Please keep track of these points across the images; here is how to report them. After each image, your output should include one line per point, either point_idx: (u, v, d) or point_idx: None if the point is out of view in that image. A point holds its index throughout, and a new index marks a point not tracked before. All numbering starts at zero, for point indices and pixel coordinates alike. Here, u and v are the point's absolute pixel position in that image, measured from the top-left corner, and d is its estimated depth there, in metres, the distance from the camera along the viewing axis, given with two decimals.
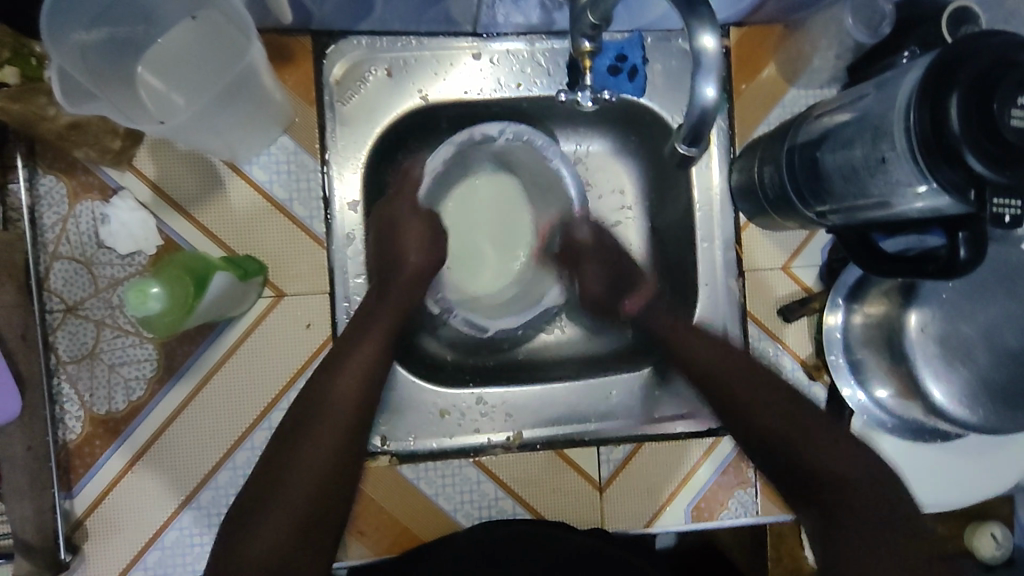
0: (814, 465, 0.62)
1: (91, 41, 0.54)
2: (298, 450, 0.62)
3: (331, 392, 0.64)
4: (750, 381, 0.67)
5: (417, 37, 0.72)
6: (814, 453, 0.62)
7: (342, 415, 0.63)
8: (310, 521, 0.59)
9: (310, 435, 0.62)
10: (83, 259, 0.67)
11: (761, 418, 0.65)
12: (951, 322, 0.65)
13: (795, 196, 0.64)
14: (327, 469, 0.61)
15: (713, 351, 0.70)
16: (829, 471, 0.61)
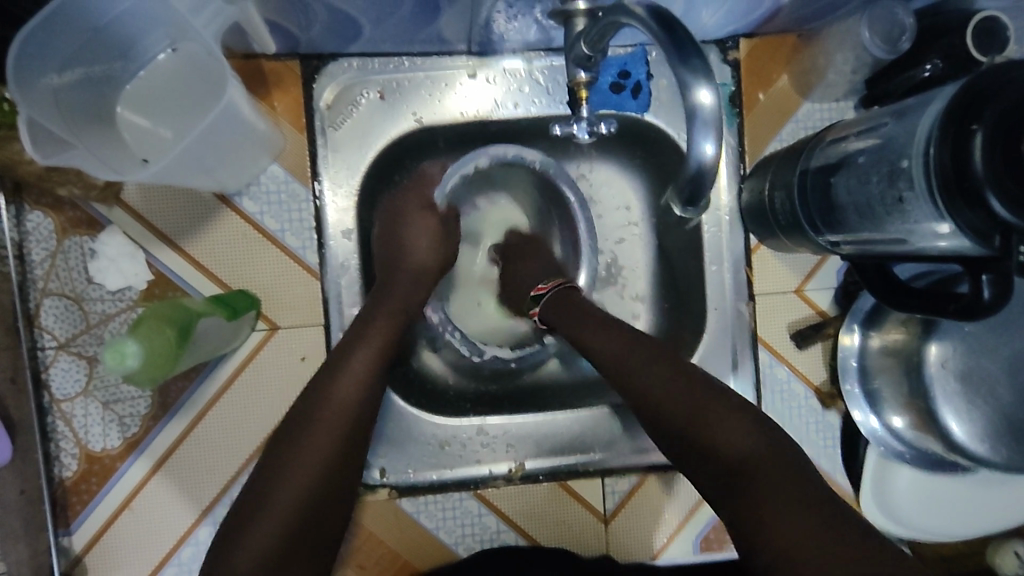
0: (722, 435, 0.49)
1: (64, 83, 0.51)
2: (301, 447, 0.51)
3: (332, 384, 0.55)
4: (645, 355, 0.56)
5: (410, 58, 0.69)
6: (710, 421, 0.50)
7: (347, 399, 0.54)
8: (308, 523, 0.49)
9: (312, 425, 0.52)
10: (73, 296, 0.66)
11: (669, 385, 0.53)
12: (973, 355, 0.62)
13: (806, 222, 0.61)
14: (333, 467, 0.51)
15: (598, 332, 0.59)
16: (716, 436, 0.49)
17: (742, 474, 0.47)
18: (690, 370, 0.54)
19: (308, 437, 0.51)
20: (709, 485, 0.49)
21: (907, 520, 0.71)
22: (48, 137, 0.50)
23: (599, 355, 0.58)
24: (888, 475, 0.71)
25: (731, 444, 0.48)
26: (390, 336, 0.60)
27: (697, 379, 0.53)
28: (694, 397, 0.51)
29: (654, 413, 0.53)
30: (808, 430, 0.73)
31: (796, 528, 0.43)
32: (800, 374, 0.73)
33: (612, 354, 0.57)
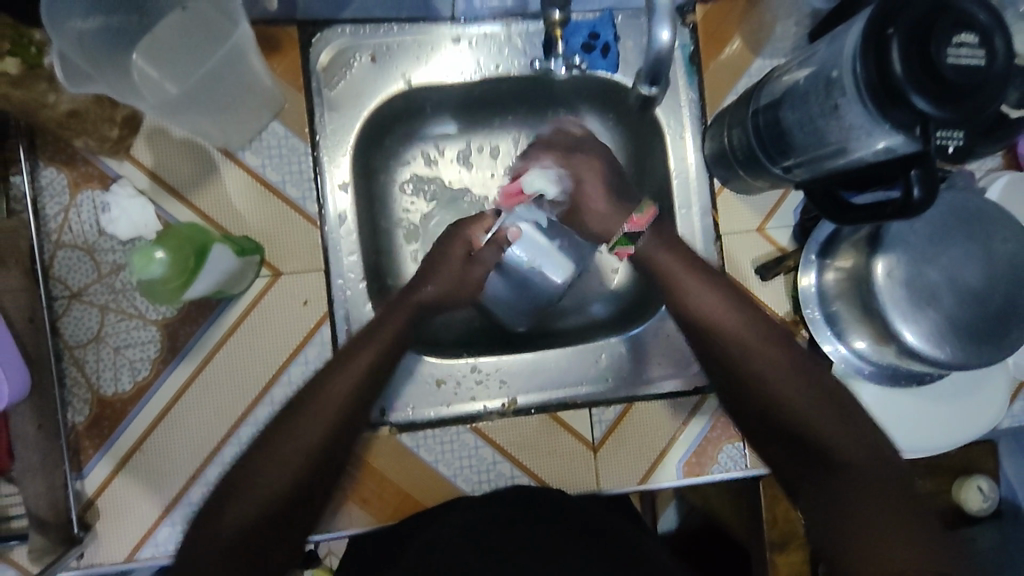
0: (806, 416, 0.63)
1: (87, 29, 0.57)
2: (285, 444, 0.61)
3: (319, 397, 0.63)
4: (746, 321, 0.68)
5: (398, 24, 0.76)
6: (799, 406, 0.64)
7: (342, 399, 0.63)
8: (296, 493, 0.60)
9: (300, 422, 0.62)
10: (85, 247, 0.70)
11: (765, 351, 0.66)
12: (917, 267, 0.67)
13: (762, 154, 0.68)
14: (319, 455, 0.61)
15: (712, 305, 0.69)
16: (789, 405, 0.64)
17: (824, 449, 0.62)
18: (784, 338, 0.67)
19: (293, 437, 0.61)
20: (779, 448, 0.65)
21: None
22: (77, 72, 0.56)
23: (709, 321, 0.68)
24: (853, 393, 0.76)
25: (822, 433, 0.62)
26: (379, 355, 0.66)
27: (791, 357, 0.66)
28: (788, 379, 0.65)
29: (743, 376, 0.66)
30: None
31: (853, 490, 0.58)
32: (765, 305, 0.80)
33: (701, 301, 0.69)
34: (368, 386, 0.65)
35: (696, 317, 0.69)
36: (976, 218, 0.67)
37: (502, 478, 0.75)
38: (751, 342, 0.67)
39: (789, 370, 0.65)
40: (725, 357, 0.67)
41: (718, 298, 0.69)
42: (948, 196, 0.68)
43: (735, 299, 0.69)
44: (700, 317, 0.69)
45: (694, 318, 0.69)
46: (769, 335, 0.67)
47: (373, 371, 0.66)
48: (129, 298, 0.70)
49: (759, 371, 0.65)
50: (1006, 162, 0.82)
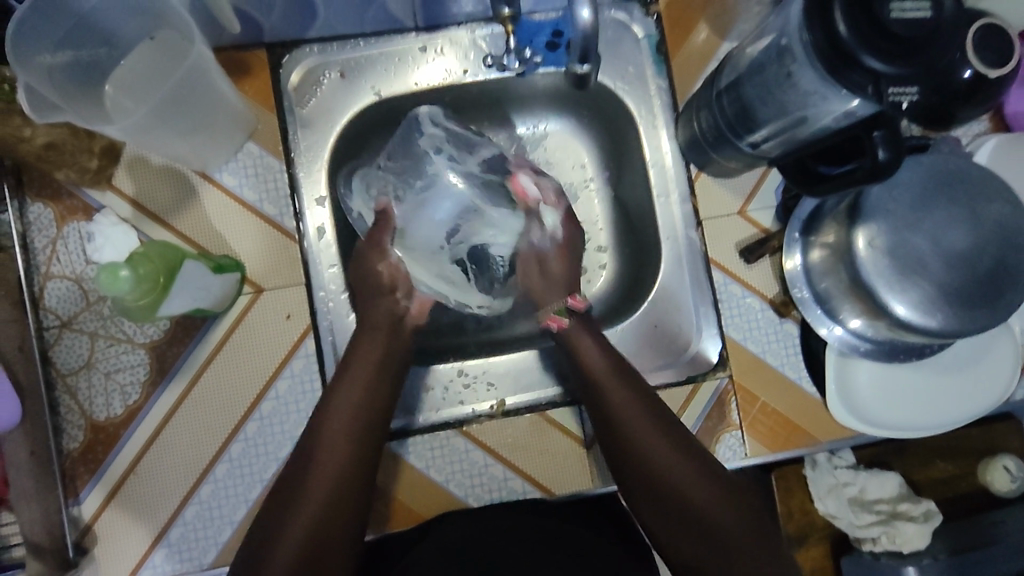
0: (677, 491, 0.61)
1: (57, 63, 0.59)
2: (299, 500, 0.59)
3: (320, 447, 0.61)
4: (631, 387, 0.65)
5: (365, 39, 0.77)
6: (671, 482, 0.62)
7: (353, 410, 0.63)
8: (345, 498, 0.60)
9: (308, 478, 0.60)
10: (73, 277, 0.72)
11: (650, 436, 0.63)
12: (900, 234, 0.65)
13: (730, 133, 0.67)
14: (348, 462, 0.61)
15: (596, 361, 0.67)
16: (655, 464, 0.62)
17: (688, 515, 0.61)
18: (661, 416, 0.65)
19: (307, 491, 0.59)
20: (679, 528, 0.62)
21: (872, 416, 0.75)
22: (44, 102, 0.57)
23: (597, 386, 0.66)
24: (851, 373, 0.74)
25: (690, 498, 0.61)
26: (369, 391, 0.65)
27: (675, 438, 0.64)
28: (673, 457, 0.63)
29: (634, 462, 0.63)
30: (769, 341, 0.77)
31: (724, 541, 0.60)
32: (753, 289, 0.78)
33: (613, 393, 0.65)
34: (364, 425, 0.63)
35: (606, 410, 0.65)
36: (957, 177, 0.65)
37: (495, 481, 0.75)
38: (632, 411, 0.64)
39: (695, 471, 0.62)
40: (609, 423, 0.65)
41: (621, 385, 0.65)
42: (926, 159, 0.66)
43: (615, 358, 0.67)
44: (604, 410, 0.65)
45: (584, 378, 0.67)
46: (646, 397, 0.66)
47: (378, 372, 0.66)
48: (117, 324, 0.72)
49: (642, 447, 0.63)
50: (993, 125, 0.80)
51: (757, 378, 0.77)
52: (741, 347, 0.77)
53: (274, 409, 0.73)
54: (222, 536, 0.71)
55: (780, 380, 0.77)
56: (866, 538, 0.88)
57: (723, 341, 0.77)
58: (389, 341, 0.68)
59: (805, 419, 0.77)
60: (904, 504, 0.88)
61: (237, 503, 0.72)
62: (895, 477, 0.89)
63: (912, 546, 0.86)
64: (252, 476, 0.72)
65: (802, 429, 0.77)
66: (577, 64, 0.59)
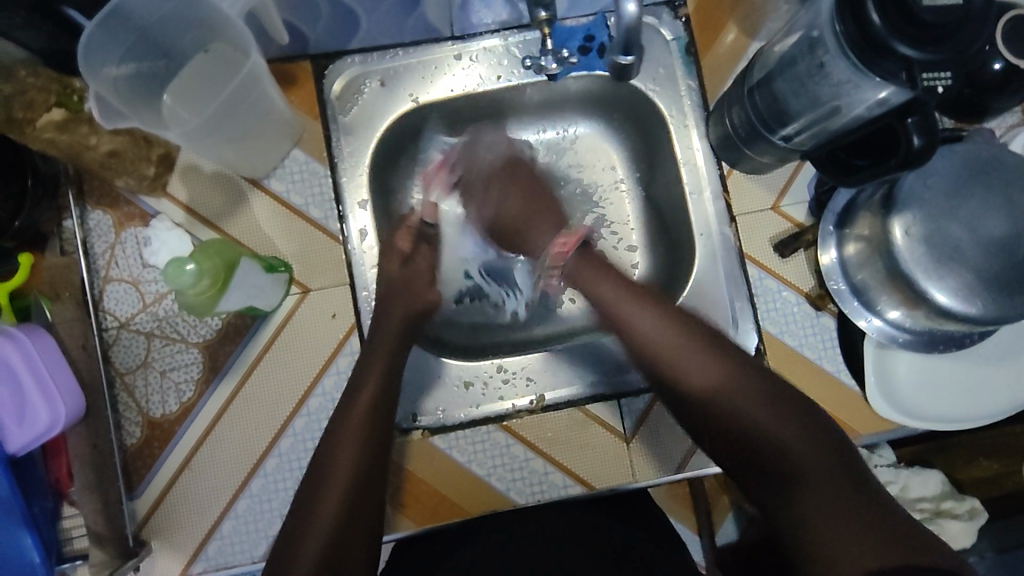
0: (750, 415, 0.62)
1: (121, 75, 0.62)
2: (317, 509, 0.61)
3: (332, 458, 0.64)
4: (700, 347, 0.67)
5: (403, 48, 0.80)
6: (739, 400, 0.63)
7: (359, 425, 0.65)
8: (345, 524, 0.61)
9: (325, 483, 0.63)
10: (131, 280, 0.75)
11: (694, 361, 0.66)
12: (938, 223, 0.64)
13: (763, 128, 0.68)
14: (356, 474, 0.63)
15: (659, 331, 0.69)
16: (721, 391, 0.64)
17: (783, 463, 0.59)
18: (722, 351, 0.67)
19: (322, 498, 0.62)
20: (736, 460, 0.63)
21: (913, 407, 0.74)
22: (112, 110, 0.60)
23: (661, 353, 0.68)
24: (889, 364, 0.74)
25: (784, 446, 0.59)
26: (376, 398, 0.67)
27: (758, 380, 0.64)
28: (730, 381, 0.65)
29: (691, 392, 0.66)
30: (806, 335, 0.77)
31: (829, 481, 0.56)
32: (788, 283, 0.78)
33: (645, 319, 0.70)
34: (376, 435, 0.66)
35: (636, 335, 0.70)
36: (991, 164, 0.64)
37: (536, 474, 0.76)
38: (670, 346, 0.67)
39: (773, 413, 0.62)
40: (655, 360, 0.68)
41: (662, 317, 0.70)
42: (960, 148, 0.65)
43: (676, 322, 0.69)
44: (642, 345, 0.69)
45: (643, 349, 0.69)
46: (720, 353, 0.67)
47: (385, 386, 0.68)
48: (172, 324, 0.75)
49: (707, 385, 0.65)
50: None
51: (796, 372, 0.77)
52: (778, 340, 0.77)
53: (321, 405, 0.75)
54: (272, 528, 0.74)
55: (819, 373, 0.77)
56: None
57: (761, 335, 0.78)
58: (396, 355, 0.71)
59: (845, 413, 0.76)
60: (949, 503, 0.88)
61: (287, 497, 0.74)
62: (938, 475, 0.89)
63: (957, 544, 0.87)
64: (300, 470, 0.75)
65: (843, 423, 0.77)
66: (621, 56, 0.64)
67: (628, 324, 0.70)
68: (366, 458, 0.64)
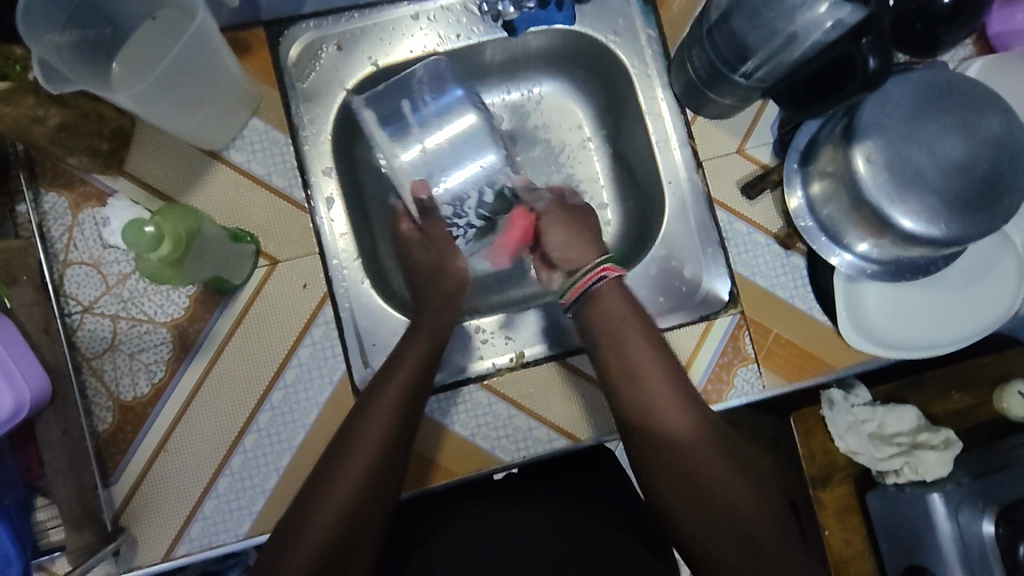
0: (712, 479, 0.61)
1: (65, 42, 0.60)
2: (321, 507, 0.59)
3: (349, 458, 0.61)
4: (674, 387, 0.65)
5: (358, 11, 0.79)
6: (691, 450, 0.62)
7: (386, 418, 0.63)
8: (353, 527, 0.59)
9: (343, 469, 0.61)
10: (91, 262, 0.73)
11: (676, 407, 0.64)
12: (899, 149, 0.64)
13: (724, 68, 0.67)
14: (379, 469, 0.61)
15: (648, 366, 0.66)
16: (689, 449, 0.62)
17: (734, 514, 0.60)
18: (684, 387, 0.66)
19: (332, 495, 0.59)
20: (710, 541, 0.60)
21: (885, 338, 0.76)
22: (55, 75, 0.58)
23: (658, 436, 0.64)
24: (859, 297, 0.75)
25: (732, 499, 0.60)
26: (410, 389, 0.66)
27: (728, 459, 0.62)
28: (700, 442, 0.63)
29: (662, 433, 0.64)
30: (777, 276, 0.78)
31: (767, 550, 0.59)
32: (757, 225, 0.79)
33: (625, 328, 0.68)
34: (401, 431, 0.64)
35: (608, 345, 0.68)
36: (947, 89, 0.65)
37: (520, 431, 0.76)
38: (673, 434, 0.63)
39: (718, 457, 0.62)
40: (629, 384, 0.66)
41: (636, 326, 0.68)
42: (914, 75, 0.66)
43: (652, 338, 0.68)
44: (616, 357, 0.67)
45: (635, 405, 0.65)
46: (693, 407, 0.65)
47: (420, 377, 0.67)
48: (138, 305, 0.73)
49: (677, 435, 0.63)
50: (977, 49, 0.81)
51: (769, 312, 0.78)
52: (750, 282, 0.78)
53: (298, 377, 0.74)
54: (255, 505, 0.73)
55: (792, 311, 0.78)
56: (889, 471, 0.92)
57: (732, 279, 0.79)
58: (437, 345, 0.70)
59: (820, 349, 0.78)
60: (925, 435, 0.91)
61: (269, 472, 0.73)
62: (913, 410, 0.93)
63: (934, 474, 0.89)
64: (281, 445, 0.73)
65: (819, 359, 0.78)
66: None
67: (621, 381, 0.67)
68: (387, 455, 0.62)
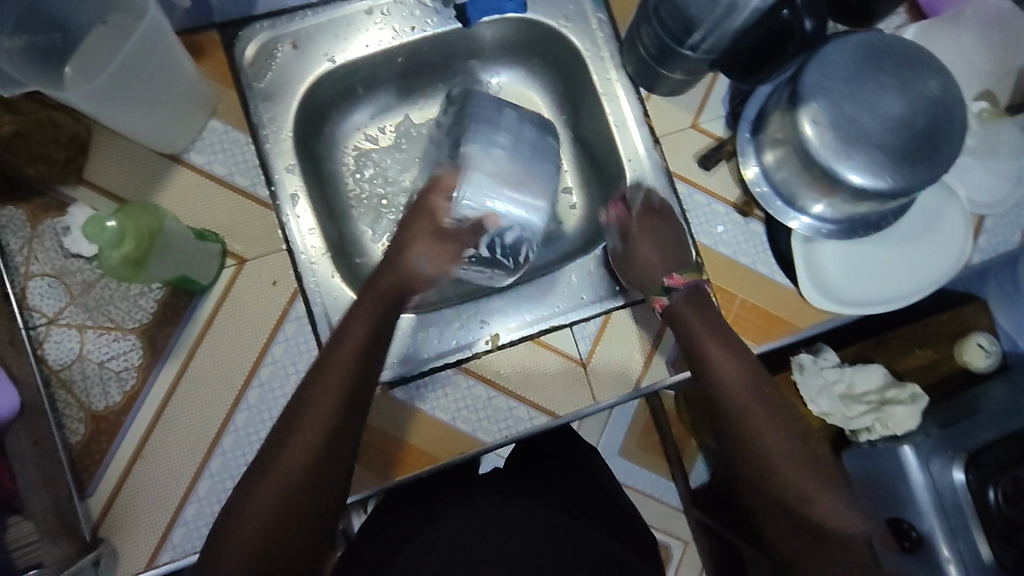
0: (805, 491, 0.66)
1: (13, 47, 0.59)
2: (260, 490, 0.59)
3: (290, 441, 0.60)
4: (755, 395, 0.69)
5: (311, 10, 0.79)
6: (782, 466, 0.67)
7: (332, 403, 0.62)
8: (295, 510, 0.59)
9: (282, 452, 0.60)
10: (54, 273, 0.72)
11: (768, 430, 0.68)
12: (841, 108, 0.67)
13: (673, 42, 0.70)
14: (324, 451, 0.61)
15: (734, 380, 0.70)
16: (790, 481, 0.67)
17: (828, 535, 0.64)
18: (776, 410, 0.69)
19: (270, 477, 0.59)
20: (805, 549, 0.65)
21: (843, 295, 0.79)
22: (5, 79, 0.59)
23: (732, 411, 0.70)
24: (816, 258, 0.79)
25: (827, 521, 0.65)
26: (353, 371, 0.64)
27: (823, 481, 0.66)
28: (796, 469, 0.67)
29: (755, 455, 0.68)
30: (739, 243, 0.81)
31: None
32: (716, 196, 0.81)
33: (716, 353, 0.71)
34: (347, 413, 0.63)
35: (704, 366, 0.71)
36: (883, 50, 0.68)
37: (501, 412, 0.76)
38: (774, 466, 0.67)
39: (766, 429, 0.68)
40: (713, 396, 0.71)
41: (728, 350, 0.71)
42: (852, 38, 0.69)
43: (748, 362, 0.72)
44: (719, 384, 0.71)
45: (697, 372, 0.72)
46: (783, 421, 0.69)
47: (359, 363, 0.65)
48: (105, 313, 0.72)
49: (770, 457, 0.67)
50: (911, 16, 0.84)
51: (733, 278, 0.80)
52: (713, 251, 0.80)
53: (273, 374, 0.74)
54: None
55: (754, 276, 0.80)
56: (862, 428, 0.95)
57: (696, 250, 0.80)
58: (371, 348, 0.66)
59: (784, 310, 0.80)
60: (892, 391, 0.95)
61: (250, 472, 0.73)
62: (879, 368, 0.96)
63: (905, 428, 0.92)
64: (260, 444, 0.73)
65: (783, 320, 0.80)
66: None
67: (716, 392, 0.70)
68: (332, 436, 0.61)
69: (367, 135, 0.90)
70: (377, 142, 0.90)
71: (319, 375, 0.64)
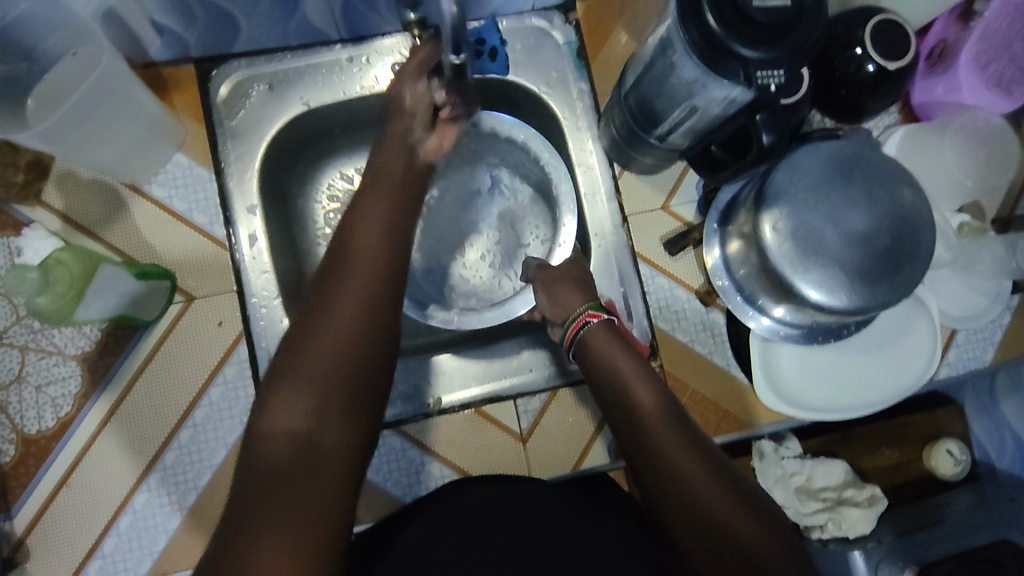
0: (710, 506, 0.53)
1: None
2: (293, 383, 0.50)
3: (326, 323, 0.52)
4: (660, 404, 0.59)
5: (291, 52, 0.79)
6: (692, 482, 0.54)
7: (356, 304, 0.53)
8: (311, 422, 0.49)
9: (320, 339, 0.52)
10: (3, 292, 0.73)
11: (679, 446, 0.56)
12: (802, 217, 0.65)
13: (639, 129, 0.69)
14: (345, 356, 0.52)
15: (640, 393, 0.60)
16: (700, 494, 0.53)
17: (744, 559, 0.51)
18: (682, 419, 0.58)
19: (299, 369, 0.50)
20: None
21: (798, 397, 0.76)
22: None
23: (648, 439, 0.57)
24: (774, 357, 0.76)
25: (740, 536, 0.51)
26: (373, 282, 0.55)
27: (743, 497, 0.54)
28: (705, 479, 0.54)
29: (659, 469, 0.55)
30: (697, 331, 0.79)
31: None
32: (679, 280, 0.80)
33: (609, 353, 0.63)
34: (362, 329, 0.53)
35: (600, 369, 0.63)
36: (855, 161, 0.66)
37: (432, 479, 0.75)
38: (685, 478, 0.54)
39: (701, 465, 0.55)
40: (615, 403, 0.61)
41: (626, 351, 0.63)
42: (824, 145, 0.67)
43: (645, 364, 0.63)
44: (611, 387, 0.62)
45: (607, 386, 0.62)
46: (691, 436, 0.57)
47: (371, 289, 0.54)
48: (48, 337, 0.73)
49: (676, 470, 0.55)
50: (903, 117, 0.82)
51: (686, 366, 0.78)
52: (670, 337, 0.79)
53: (207, 417, 0.73)
54: (157, 545, 0.71)
55: (709, 366, 0.79)
56: (814, 526, 0.86)
57: (653, 333, 0.78)
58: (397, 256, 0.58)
59: (734, 405, 0.78)
60: (850, 490, 0.86)
61: (171, 510, 0.72)
62: (840, 463, 0.88)
63: (857, 531, 0.85)
64: (186, 485, 0.72)
65: (734, 415, 0.78)
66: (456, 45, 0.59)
67: (614, 396, 0.61)
68: (350, 342, 0.52)
69: (343, 175, 0.88)
70: (352, 182, 0.88)
71: (329, 283, 0.55)
